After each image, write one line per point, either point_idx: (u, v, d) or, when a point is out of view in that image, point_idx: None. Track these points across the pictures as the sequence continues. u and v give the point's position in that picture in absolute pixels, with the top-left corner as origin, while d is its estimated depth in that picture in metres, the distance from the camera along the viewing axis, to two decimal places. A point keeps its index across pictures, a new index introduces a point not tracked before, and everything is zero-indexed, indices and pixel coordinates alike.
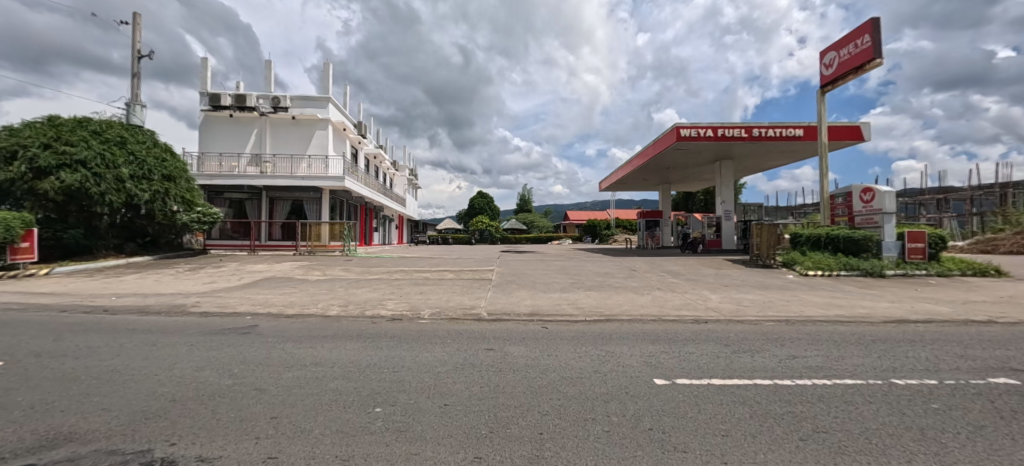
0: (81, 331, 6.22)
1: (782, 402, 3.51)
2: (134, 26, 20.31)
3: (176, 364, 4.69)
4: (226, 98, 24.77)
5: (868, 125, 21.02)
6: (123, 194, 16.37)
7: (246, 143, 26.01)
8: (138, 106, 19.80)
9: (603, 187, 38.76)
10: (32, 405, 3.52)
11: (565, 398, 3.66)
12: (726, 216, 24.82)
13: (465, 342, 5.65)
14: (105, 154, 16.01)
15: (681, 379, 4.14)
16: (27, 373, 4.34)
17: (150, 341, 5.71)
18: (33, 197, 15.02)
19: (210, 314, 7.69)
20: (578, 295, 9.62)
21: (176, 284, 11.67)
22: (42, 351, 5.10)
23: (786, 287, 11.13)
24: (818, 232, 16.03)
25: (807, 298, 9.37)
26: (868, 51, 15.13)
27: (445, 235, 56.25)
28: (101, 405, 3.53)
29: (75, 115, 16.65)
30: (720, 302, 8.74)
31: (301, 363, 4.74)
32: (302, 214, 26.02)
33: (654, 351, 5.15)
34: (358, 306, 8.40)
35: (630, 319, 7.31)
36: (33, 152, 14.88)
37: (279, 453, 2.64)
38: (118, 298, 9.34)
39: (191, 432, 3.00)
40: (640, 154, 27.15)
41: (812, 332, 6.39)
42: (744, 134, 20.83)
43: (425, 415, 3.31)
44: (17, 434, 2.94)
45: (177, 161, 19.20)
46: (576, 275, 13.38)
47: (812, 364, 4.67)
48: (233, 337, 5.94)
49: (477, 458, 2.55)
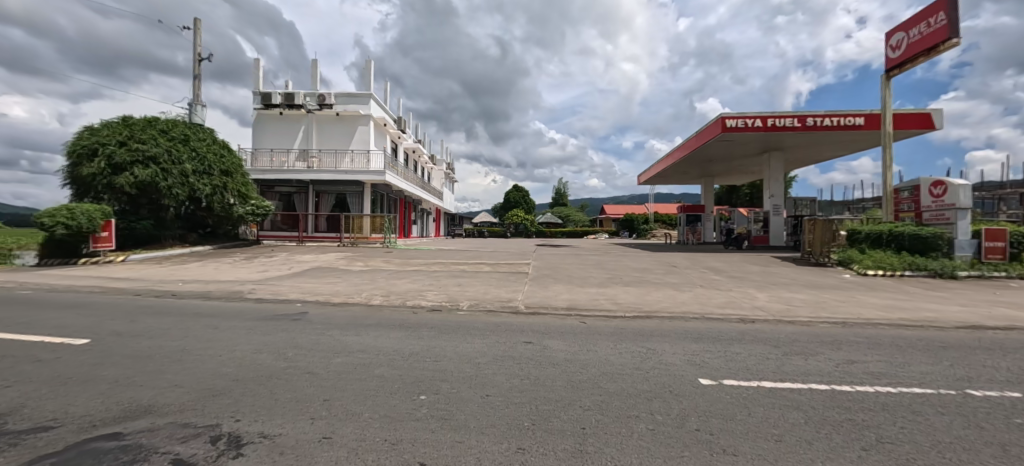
0: (151, 314, 6.77)
1: (840, 409, 3.30)
2: (194, 28, 21.63)
3: (237, 347, 5.04)
4: (277, 97, 26.01)
5: (940, 112, 19.16)
6: (188, 188, 17.76)
7: (294, 139, 27.27)
8: (199, 106, 21.20)
9: (641, 180, 37.69)
10: (116, 379, 3.92)
11: (606, 395, 3.61)
12: (774, 211, 23.54)
13: (504, 334, 5.68)
14: (171, 151, 17.38)
15: (728, 380, 3.98)
16: (109, 350, 4.83)
17: (212, 324, 6.17)
18: (111, 191, 16.42)
19: (264, 300, 8.24)
20: (616, 290, 9.46)
21: (233, 272, 12.49)
22: (120, 331, 5.63)
23: (840, 287, 10.47)
24: (879, 229, 14.70)
25: (865, 299, 8.77)
26: (942, 30, 13.78)
27: (481, 228, 57.44)
28: (174, 381, 3.88)
29: (145, 116, 18.04)
30: (768, 301, 8.32)
31: (348, 349, 4.96)
32: (345, 207, 27.13)
33: (696, 350, 4.98)
34: (400, 296, 8.69)
35: (671, 316, 7.09)
36: (111, 149, 16.27)
37: (332, 434, 2.79)
38: (184, 284, 10.15)
39: (253, 410, 3.22)
40: (681, 145, 25.95)
41: (871, 335, 5.96)
42: (796, 123, 19.60)
43: (467, 404, 3.39)
44: (105, 404, 3.30)
45: (233, 157, 20.42)
46: (614, 270, 13.17)
47: (873, 370, 4.36)
48: (286, 323, 6.34)
49: (520, 449, 2.59)
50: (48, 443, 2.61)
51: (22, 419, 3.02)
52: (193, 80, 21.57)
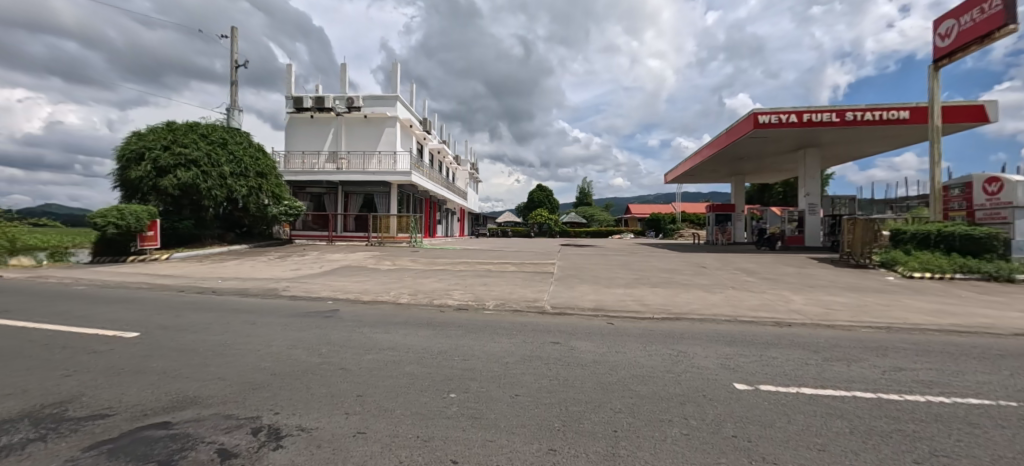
0: (195, 309, 7.12)
1: (888, 419, 3.13)
2: (232, 37, 22.59)
3: (273, 342, 5.23)
4: (308, 100, 26.89)
5: (994, 104, 17.91)
6: (226, 190, 18.56)
7: (324, 142, 28.10)
8: (236, 111, 22.15)
9: (667, 178, 36.89)
10: (164, 371, 4.14)
11: (638, 397, 3.56)
12: (809, 210, 22.58)
13: (531, 335, 5.68)
14: (210, 155, 18.23)
15: (765, 386, 3.84)
16: (157, 343, 5.11)
17: (250, 320, 6.44)
18: (156, 192, 17.36)
19: (298, 298, 8.53)
20: (643, 291, 9.30)
21: (268, 270, 12.99)
22: (167, 325, 5.96)
23: (884, 290, 9.94)
24: (926, 229, 13.89)
25: (912, 303, 8.29)
26: (998, 16, 12.88)
27: (504, 228, 57.65)
28: (216, 374, 4.07)
29: (187, 121, 18.99)
30: (805, 304, 8.00)
31: (378, 347, 5.08)
32: (373, 207, 27.75)
33: (730, 354, 4.84)
34: (427, 295, 8.82)
35: (701, 318, 6.92)
36: (156, 153, 17.22)
37: (366, 429, 2.86)
38: (223, 281, 10.63)
39: (289, 404, 3.33)
40: (710, 142, 25.21)
41: (920, 341, 5.63)
42: (833, 118, 18.72)
43: (497, 403, 3.41)
44: (156, 395, 3.49)
45: (268, 159, 21.18)
46: (641, 271, 12.96)
47: (924, 378, 4.12)
48: (318, 320, 6.54)
49: (552, 450, 2.58)
50: (105, 430, 2.78)
51: (83, 407, 3.23)
52: (231, 86, 22.56)
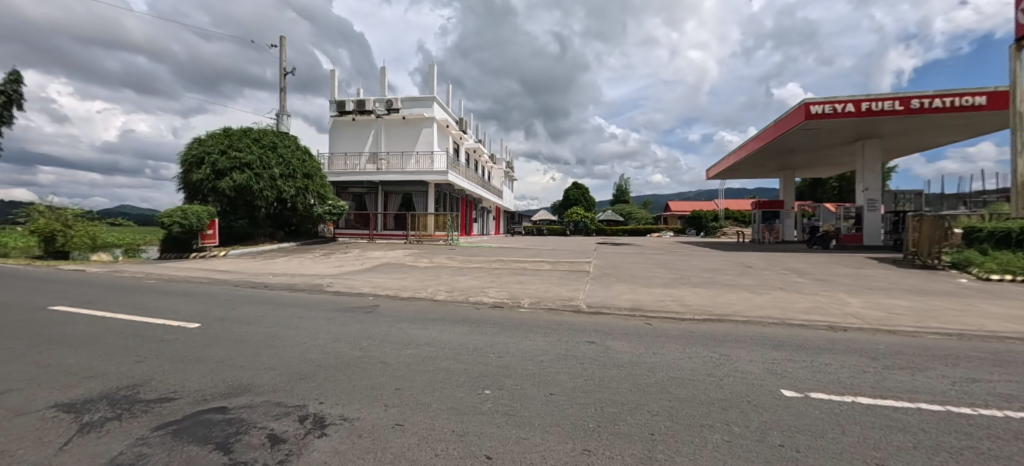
0: (248, 303, 7.64)
1: (958, 435, 2.86)
2: (281, 45, 23.91)
3: (319, 335, 5.52)
4: (350, 104, 28.05)
5: None
6: (276, 191, 19.72)
7: (365, 143, 29.20)
8: (285, 116, 23.46)
9: (709, 174, 35.39)
10: (222, 359, 4.48)
11: (677, 400, 3.46)
12: (867, 206, 20.95)
13: (566, 333, 5.65)
14: (262, 158, 19.43)
15: (815, 393, 3.63)
16: (216, 334, 5.53)
17: (298, 314, 6.82)
18: (214, 194, 18.70)
19: (341, 293, 8.94)
20: (682, 292, 9.01)
21: (314, 266, 13.69)
22: (224, 317, 6.43)
23: (956, 293, 9.06)
24: (1007, 226, 12.53)
25: (989, 308, 7.50)
26: None
27: (538, 226, 57.56)
28: (268, 363, 4.36)
29: (241, 126, 20.31)
30: (861, 308, 7.44)
31: (416, 342, 5.23)
32: (411, 206, 28.54)
33: (776, 358, 4.60)
34: (463, 292, 8.98)
35: (745, 320, 6.62)
36: (214, 157, 18.57)
37: (404, 422, 2.96)
38: (274, 277, 11.32)
39: (333, 394, 3.51)
40: (756, 135, 23.92)
41: (997, 350, 5.10)
42: (895, 106, 17.23)
43: (531, 401, 3.42)
44: (215, 381, 3.79)
45: (314, 161, 22.27)
46: (681, 270, 12.53)
47: (1001, 391, 3.72)
48: (360, 315, 6.83)
49: (586, 451, 2.56)
50: (171, 412, 3.05)
51: (152, 390, 3.57)
52: (280, 93, 23.92)
